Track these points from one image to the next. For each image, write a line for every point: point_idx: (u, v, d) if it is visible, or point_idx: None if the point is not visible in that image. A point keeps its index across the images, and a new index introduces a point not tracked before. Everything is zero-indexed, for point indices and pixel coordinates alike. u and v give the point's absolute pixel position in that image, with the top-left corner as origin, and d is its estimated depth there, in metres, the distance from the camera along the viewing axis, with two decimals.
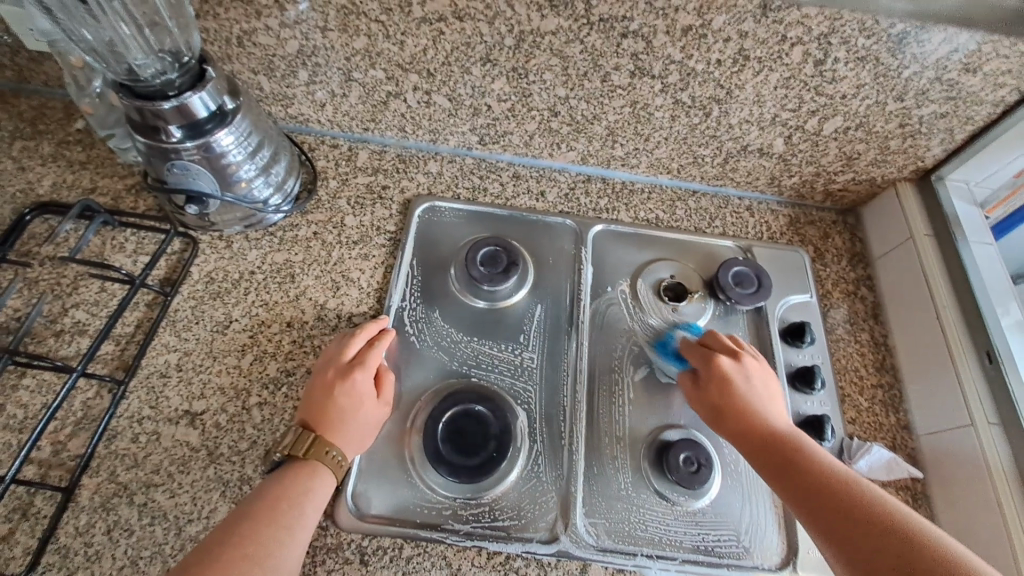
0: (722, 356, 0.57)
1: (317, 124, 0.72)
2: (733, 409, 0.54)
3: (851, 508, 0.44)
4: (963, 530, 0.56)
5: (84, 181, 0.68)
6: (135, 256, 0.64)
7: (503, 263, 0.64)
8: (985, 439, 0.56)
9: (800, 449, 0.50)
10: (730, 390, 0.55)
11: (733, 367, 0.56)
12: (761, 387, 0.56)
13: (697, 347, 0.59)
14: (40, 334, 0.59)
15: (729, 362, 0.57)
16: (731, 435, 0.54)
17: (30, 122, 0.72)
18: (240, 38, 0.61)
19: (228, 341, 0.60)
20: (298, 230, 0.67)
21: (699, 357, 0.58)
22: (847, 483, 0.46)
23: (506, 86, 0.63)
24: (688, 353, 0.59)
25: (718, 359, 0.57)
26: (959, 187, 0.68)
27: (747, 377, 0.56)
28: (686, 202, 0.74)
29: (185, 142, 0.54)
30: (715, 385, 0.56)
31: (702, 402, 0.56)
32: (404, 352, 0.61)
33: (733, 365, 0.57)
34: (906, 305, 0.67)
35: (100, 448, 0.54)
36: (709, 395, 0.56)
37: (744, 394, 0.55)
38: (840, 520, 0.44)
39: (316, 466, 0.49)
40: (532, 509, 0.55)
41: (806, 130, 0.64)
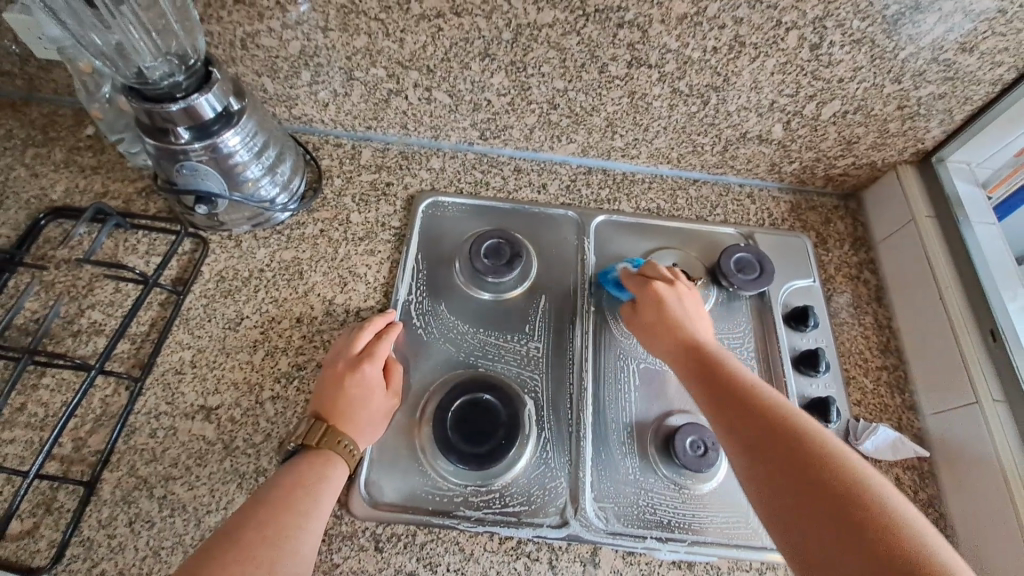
0: (659, 282, 0.60)
1: (321, 124, 0.73)
2: (664, 328, 0.56)
3: (819, 480, 0.40)
4: (970, 508, 0.56)
5: (96, 186, 0.70)
6: (147, 258, 0.65)
7: (506, 255, 0.65)
8: (990, 417, 0.56)
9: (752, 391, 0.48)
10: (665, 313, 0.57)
11: (667, 290, 0.59)
12: (694, 308, 0.58)
13: (637, 277, 0.61)
14: (58, 335, 0.60)
15: (664, 287, 0.59)
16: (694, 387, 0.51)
17: (41, 130, 0.74)
18: (243, 41, 0.62)
19: (240, 337, 0.61)
20: (306, 228, 0.68)
21: (635, 283, 0.61)
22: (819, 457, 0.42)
23: (505, 80, 0.64)
24: (627, 281, 0.62)
25: (654, 282, 0.59)
26: (960, 169, 0.69)
27: (680, 298, 0.58)
28: (687, 191, 0.75)
29: (192, 143, 0.56)
30: (651, 307, 0.58)
31: (645, 331, 0.57)
32: (412, 344, 0.62)
33: (668, 288, 0.59)
34: (909, 287, 0.67)
35: (120, 443, 0.56)
36: (658, 330, 0.56)
37: (674, 311, 0.57)
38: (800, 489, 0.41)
39: (329, 455, 0.50)
40: (542, 495, 0.56)
41: (805, 116, 0.65)
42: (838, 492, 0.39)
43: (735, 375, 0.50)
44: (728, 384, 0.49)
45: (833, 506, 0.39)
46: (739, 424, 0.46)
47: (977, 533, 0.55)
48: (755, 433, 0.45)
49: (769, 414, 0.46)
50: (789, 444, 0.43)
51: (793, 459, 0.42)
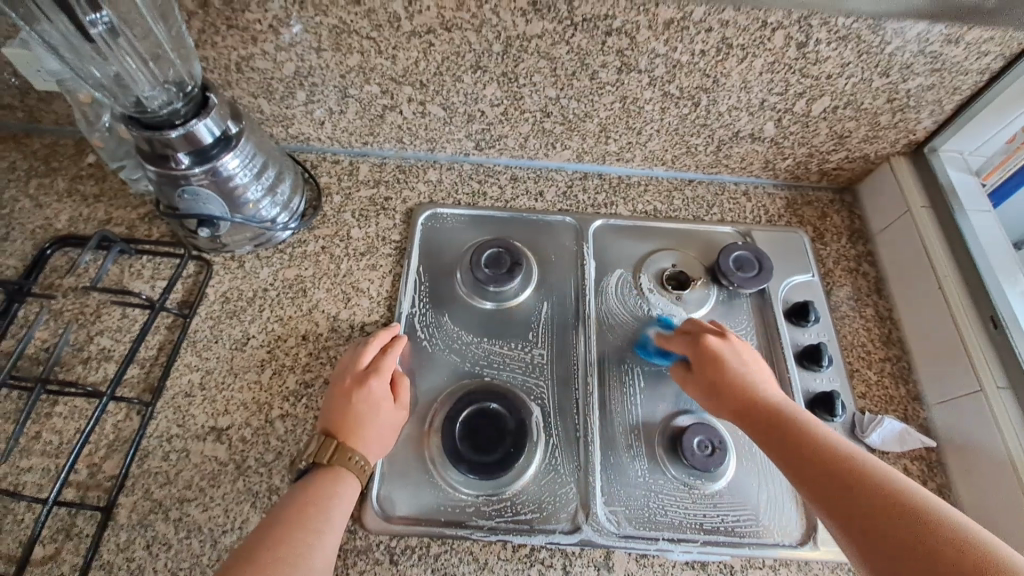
0: (710, 337, 0.58)
1: (318, 142, 0.74)
2: (721, 382, 0.54)
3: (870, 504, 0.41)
4: (980, 494, 0.56)
5: (99, 214, 0.71)
6: (153, 282, 0.66)
7: (506, 264, 0.65)
8: (995, 404, 0.56)
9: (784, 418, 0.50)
10: (720, 365, 0.55)
11: (718, 342, 0.57)
12: (756, 367, 0.56)
13: (681, 337, 0.60)
14: (69, 362, 0.61)
15: (717, 341, 0.57)
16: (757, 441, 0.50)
17: (43, 160, 0.75)
18: (239, 65, 0.63)
19: (247, 357, 0.62)
20: (307, 246, 0.69)
21: (684, 344, 0.59)
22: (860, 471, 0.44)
23: (498, 90, 0.64)
24: (670, 344, 0.60)
25: (706, 339, 0.57)
26: (953, 158, 0.69)
27: (739, 356, 0.56)
28: (682, 191, 0.75)
29: (192, 168, 0.57)
30: (706, 358, 0.57)
31: (705, 392, 0.56)
32: (417, 357, 0.62)
33: (724, 346, 0.57)
34: (909, 277, 0.67)
35: (134, 467, 0.56)
36: (721, 390, 0.54)
37: (737, 372, 0.55)
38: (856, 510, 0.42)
39: (340, 471, 0.51)
40: (553, 501, 0.56)
41: (795, 112, 0.65)
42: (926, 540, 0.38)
43: (797, 425, 0.49)
44: (791, 438, 0.48)
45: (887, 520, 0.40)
46: (799, 472, 0.46)
47: (988, 519, 0.55)
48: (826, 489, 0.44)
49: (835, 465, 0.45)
50: (839, 470, 0.44)
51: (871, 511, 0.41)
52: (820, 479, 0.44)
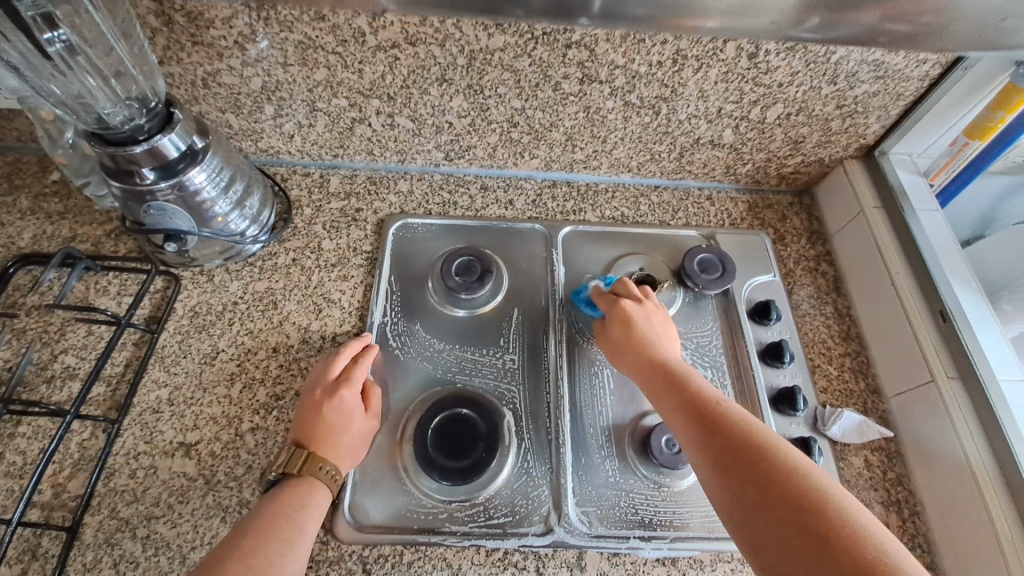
0: (627, 301, 0.60)
1: (287, 156, 0.75)
2: (634, 347, 0.57)
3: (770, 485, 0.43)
4: (935, 481, 0.58)
5: (64, 231, 0.70)
6: (119, 298, 0.65)
7: (476, 271, 0.66)
8: (946, 393, 0.59)
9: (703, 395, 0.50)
10: (632, 332, 0.58)
11: (634, 308, 0.60)
12: (664, 330, 0.59)
13: (606, 295, 0.63)
14: (32, 382, 0.60)
15: (633, 305, 0.60)
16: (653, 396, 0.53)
17: (5, 178, 0.74)
18: (205, 80, 0.63)
19: (217, 371, 0.62)
20: (277, 259, 0.69)
21: (605, 301, 0.62)
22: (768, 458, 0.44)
23: (464, 102, 0.66)
24: (598, 298, 0.63)
25: (623, 302, 0.60)
26: (903, 160, 0.73)
27: (648, 319, 0.59)
28: (649, 197, 0.77)
29: (158, 183, 0.57)
30: (619, 324, 0.59)
31: (614, 348, 0.58)
32: (389, 366, 0.62)
33: (638, 309, 0.60)
34: (864, 275, 0.70)
35: (100, 486, 0.55)
36: (628, 348, 0.57)
37: (643, 332, 0.58)
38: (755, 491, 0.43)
39: (311, 482, 0.51)
40: (525, 504, 0.57)
41: (751, 120, 0.68)
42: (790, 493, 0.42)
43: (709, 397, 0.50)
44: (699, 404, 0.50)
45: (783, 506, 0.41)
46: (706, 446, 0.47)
47: (943, 505, 0.57)
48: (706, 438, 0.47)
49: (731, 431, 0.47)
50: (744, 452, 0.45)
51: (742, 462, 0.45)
52: (713, 439, 0.47)
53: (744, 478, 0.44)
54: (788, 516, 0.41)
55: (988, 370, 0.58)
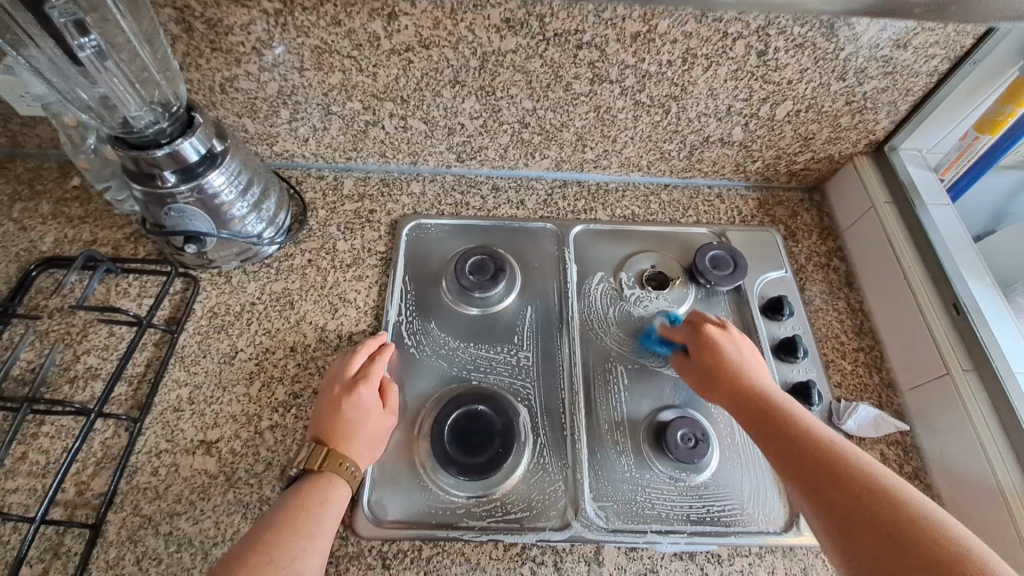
0: (709, 326, 0.61)
1: (302, 159, 0.76)
2: (718, 370, 0.58)
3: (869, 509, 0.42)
4: (952, 474, 0.58)
5: (85, 235, 0.71)
6: (140, 300, 0.67)
7: (490, 270, 0.67)
8: (962, 385, 0.59)
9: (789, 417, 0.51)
10: (721, 356, 0.58)
11: (721, 335, 0.60)
12: (749, 353, 0.59)
13: (685, 324, 0.64)
14: (55, 382, 0.61)
15: (716, 330, 0.61)
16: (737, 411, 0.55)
17: (27, 184, 0.75)
18: (223, 85, 0.65)
19: (236, 371, 0.63)
20: (293, 260, 0.70)
21: (685, 330, 0.63)
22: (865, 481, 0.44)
23: (476, 104, 0.67)
24: (672, 332, 0.64)
25: (705, 327, 0.61)
26: (913, 155, 0.73)
27: (734, 342, 0.60)
28: (659, 196, 0.78)
29: (179, 185, 0.58)
30: (705, 349, 0.60)
31: (698, 375, 0.59)
32: (405, 363, 0.63)
33: (720, 333, 0.61)
34: (876, 270, 0.70)
35: (122, 484, 0.56)
36: (712, 372, 0.58)
37: (730, 355, 0.58)
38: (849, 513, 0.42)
39: (331, 477, 0.51)
40: (543, 499, 0.57)
41: (760, 117, 0.68)
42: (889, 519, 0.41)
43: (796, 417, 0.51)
44: (787, 427, 0.50)
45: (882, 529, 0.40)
46: (795, 468, 0.47)
47: (961, 498, 0.57)
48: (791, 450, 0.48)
49: (823, 455, 0.47)
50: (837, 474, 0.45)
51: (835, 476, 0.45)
52: (805, 464, 0.47)
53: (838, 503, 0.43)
54: (892, 538, 0.40)
55: (1004, 362, 0.58)
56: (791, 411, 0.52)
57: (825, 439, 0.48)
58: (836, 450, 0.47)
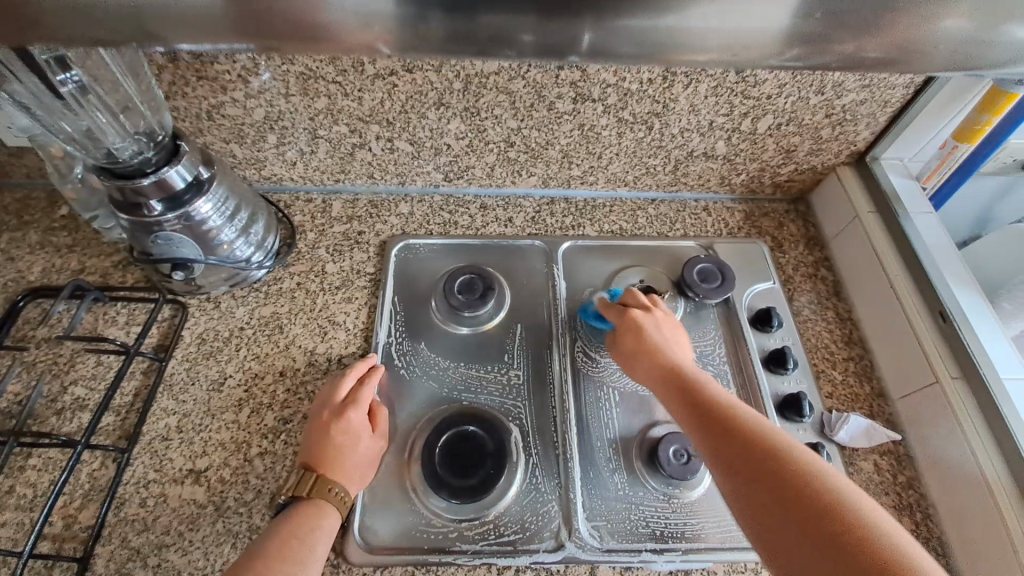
0: (637, 310, 0.62)
1: (290, 182, 0.76)
2: (644, 352, 0.58)
3: (783, 485, 0.43)
4: (946, 484, 0.58)
5: (72, 264, 0.71)
6: (128, 328, 0.66)
7: (479, 289, 0.67)
8: (952, 393, 0.59)
9: (708, 395, 0.52)
10: (644, 339, 0.59)
11: (644, 317, 0.61)
12: (672, 335, 0.60)
13: (614, 305, 0.64)
14: (42, 414, 0.61)
15: (641, 314, 0.61)
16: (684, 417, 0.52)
17: (15, 214, 0.75)
18: (209, 112, 0.65)
19: (225, 397, 0.62)
20: (283, 283, 0.70)
21: (615, 313, 0.63)
22: (780, 457, 0.45)
23: (461, 124, 0.67)
24: (605, 310, 0.64)
25: (633, 312, 0.62)
26: (895, 165, 0.74)
27: (658, 325, 0.61)
28: (646, 210, 0.79)
29: (165, 214, 0.58)
30: (631, 333, 0.60)
31: (625, 356, 0.60)
32: (395, 386, 0.63)
33: (647, 317, 0.61)
34: (863, 279, 0.71)
35: (110, 516, 0.55)
36: (638, 354, 0.58)
37: (654, 338, 0.59)
38: (761, 488, 0.44)
39: (320, 504, 0.51)
40: (536, 521, 0.56)
41: (742, 131, 0.69)
42: (801, 492, 0.42)
43: (710, 394, 0.52)
44: (704, 406, 0.51)
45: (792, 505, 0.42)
46: (715, 449, 0.48)
47: (957, 508, 0.57)
48: (750, 462, 0.45)
49: (739, 435, 0.47)
50: (753, 453, 0.46)
51: (749, 454, 0.46)
52: (726, 445, 0.47)
53: (752, 477, 0.45)
54: (805, 514, 0.41)
55: (991, 369, 0.58)
56: (708, 390, 0.53)
57: (739, 416, 0.49)
58: (752, 428, 0.48)
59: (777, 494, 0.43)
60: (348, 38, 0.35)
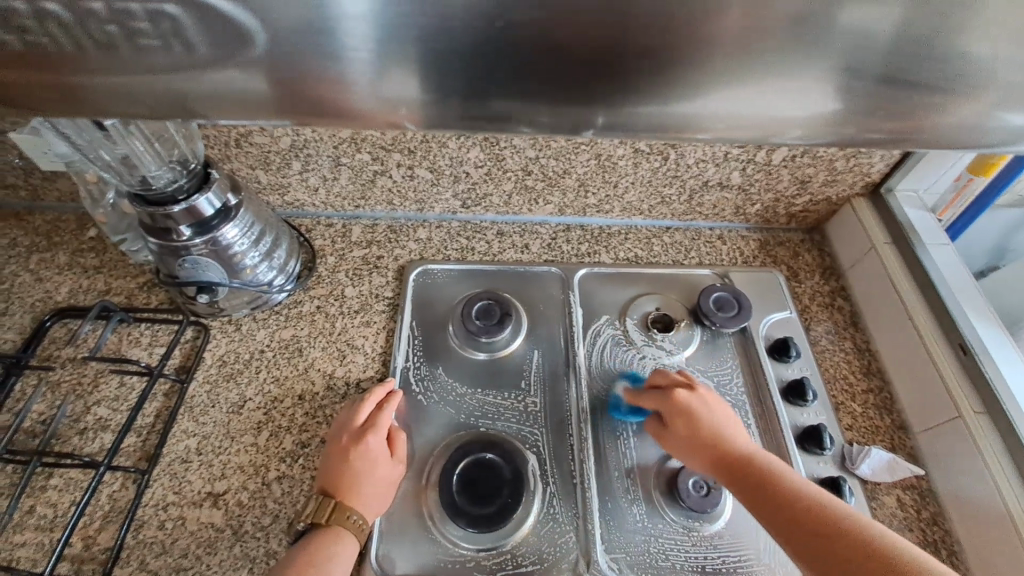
0: (680, 390, 0.60)
1: (312, 208, 0.78)
2: (704, 442, 0.56)
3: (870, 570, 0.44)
4: (972, 522, 0.57)
5: (99, 284, 0.73)
6: (151, 349, 0.68)
7: (496, 314, 0.68)
8: (974, 429, 0.58)
9: (775, 478, 0.53)
10: (700, 425, 0.57)
11: (690, 397, 0.59)
12: (720, 410, 0.59)
13: (650, 392, 0.62)
14: (65, 434, 0.61)
15: (686, 394, 0.59)
16: (755, 509, 0.52)
17: (45, 236, 0.77)
18: (238, 140, 0.67)
19: (244, 420, 0.63)
20: (303, 306, 0.72)
21: (654, 399, 0.61)
22: (859, 539, 0.46)
23: (481, 154, 0.69)
24: (642, 400, 0.62)
25: (677, 392, 0.59)
26: (909, 197, 0.74)
27: (707, 405, 0.59)
28: (661, 238, 0.80)
29: (193, 238, 0.60)
30: (682, 418, 0.58)
31: (683, 449, 0.57)
32: (413, 411, 0.63)
33: (692, 396, 0.59)
34: (880, 310, 0.71)
35: (129, 538, 0.55)
36: (697, 447, 0.57)
37: (708, 421, 0.58)
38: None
39: (339, 531, 0.51)
40: (553, 552, 0.56)
41: (757, 162, 0.70)
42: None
43: (782, 483, 0.52)
44: (778, 496, 0.51)
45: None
46: (800, 544, 0.48)
47: (984, 547, 0.55)
48: (838, 553, 0.46)
49: (821, 525, 0.48)
50: (837, 544, 0.46)
51: (834, 545, 0.47)
52: (815, 544, 0.47)
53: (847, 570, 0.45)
54: None
55: (1015, 404, 0.58)
56: (778, 479, 0.53)
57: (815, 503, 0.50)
58: (829, 514, 0.49)
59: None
60: (370, 115, 0.35)
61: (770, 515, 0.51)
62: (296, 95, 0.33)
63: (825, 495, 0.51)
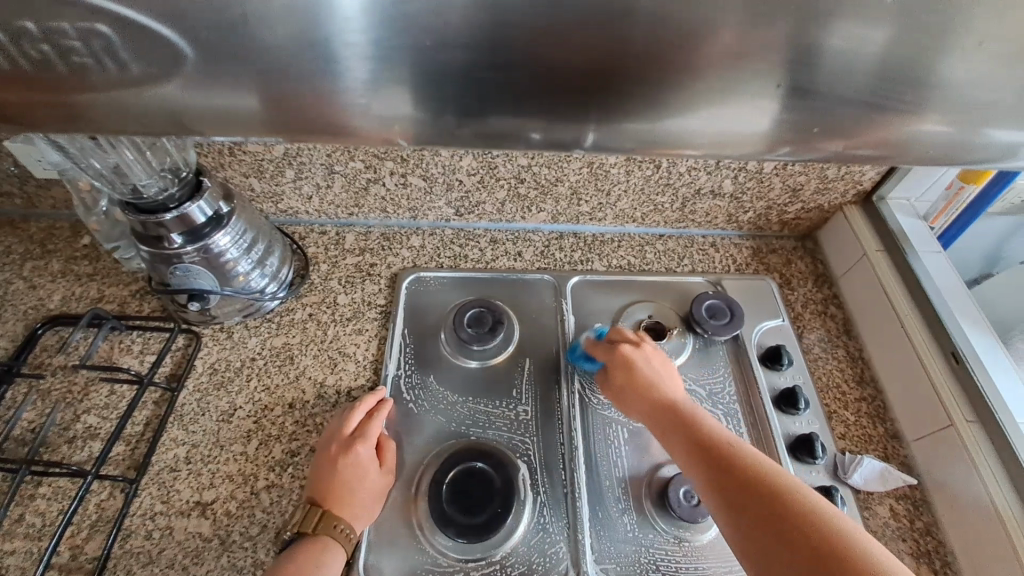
0: (627, 345, 0.63)
1: (306, 216, 0.78)
2: (635, 387, 0.59)
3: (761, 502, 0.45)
4: (966, 532, 0.56)
5: (91, 292, 0.73)
6: (142, 356, 0.67)
7: (488, 322, 0.68)
8: (967, 438, 0.58)
9: (696, 420, 0.54)
10: (636, 373, 0.60)
11: (634, 352, 0.62)
12: (663, 368, 0.61)
13: (602, 345, 0.64)
14: (54, 443, 0.61)
15: (632, 348, 0.62)
16: (673, 446, 0.53)
17: (39, 243, 0.78)
18: (231, 149, 0.68)
19: (234, 429, 0.62)
20: (295, 314, 0.72)
21: (604, 351, 0.64)
22: (761, 476, 0.47)
23: (473, 162, 0.70)
24: (594, 349, 0.65)
25: (621, 346, 0.62)
26: (901, 204, 0.74)
27: (648, 360, 0.61)
28: (654, 246, 0.80)
29: (185, 246, 0.60)
30: (622, 367, 0.61)
31: (617, 393, 0.60)
32: (404, 420, 0.63)
33: (637, 352, 0.62)
34: (872, 319, 0.70)
35: (116, 548, 0.55)
36: (629, 390, 0.59)
37: (644, 372, 0.60)
38: (751, 506, 0.45)
39: (325, 542, 0.51)
40: (543, 562, 0.55)
41: (749, 170, 0.71)
42: (785, 510, 0.44)
43: (702, 424, 0.53)
44: (695, 436, 0.52)
45: (773, 524, 0.43)
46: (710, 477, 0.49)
47: (977, 558, 0.55)
48: (740, 486, 0.46)
49: (728, 460, 0.49)
50: (741, 477, 0.47)
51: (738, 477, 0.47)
52: (719, 477, 0.48)
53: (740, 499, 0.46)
54: (795, 531, 0.42)
55: (1008, 413, 0.57)
56: (701, 421, 0.54)
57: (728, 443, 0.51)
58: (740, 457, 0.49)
59: (761, 511, 0.44)
60: (366, 133, 0.34)
61: (684, 449, 0.52)
62: (284, 114, 0.32)
63: (744, 442, 0.51)
